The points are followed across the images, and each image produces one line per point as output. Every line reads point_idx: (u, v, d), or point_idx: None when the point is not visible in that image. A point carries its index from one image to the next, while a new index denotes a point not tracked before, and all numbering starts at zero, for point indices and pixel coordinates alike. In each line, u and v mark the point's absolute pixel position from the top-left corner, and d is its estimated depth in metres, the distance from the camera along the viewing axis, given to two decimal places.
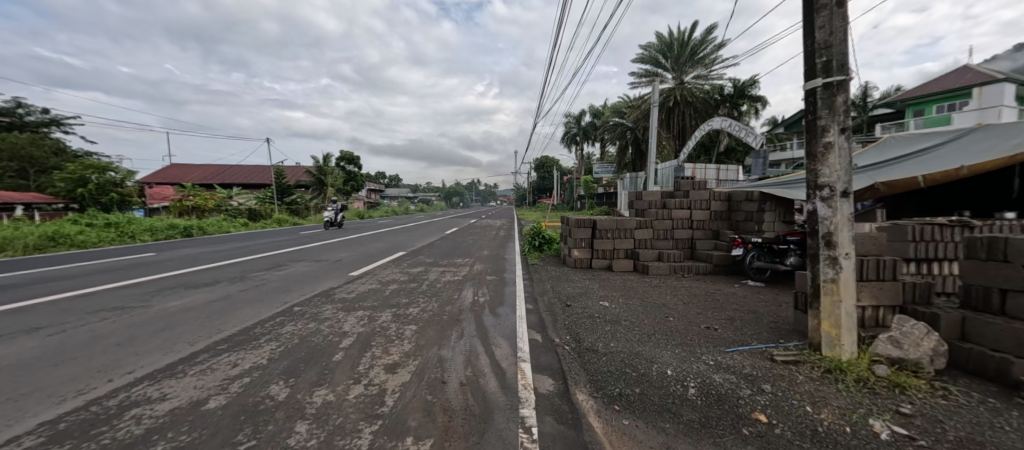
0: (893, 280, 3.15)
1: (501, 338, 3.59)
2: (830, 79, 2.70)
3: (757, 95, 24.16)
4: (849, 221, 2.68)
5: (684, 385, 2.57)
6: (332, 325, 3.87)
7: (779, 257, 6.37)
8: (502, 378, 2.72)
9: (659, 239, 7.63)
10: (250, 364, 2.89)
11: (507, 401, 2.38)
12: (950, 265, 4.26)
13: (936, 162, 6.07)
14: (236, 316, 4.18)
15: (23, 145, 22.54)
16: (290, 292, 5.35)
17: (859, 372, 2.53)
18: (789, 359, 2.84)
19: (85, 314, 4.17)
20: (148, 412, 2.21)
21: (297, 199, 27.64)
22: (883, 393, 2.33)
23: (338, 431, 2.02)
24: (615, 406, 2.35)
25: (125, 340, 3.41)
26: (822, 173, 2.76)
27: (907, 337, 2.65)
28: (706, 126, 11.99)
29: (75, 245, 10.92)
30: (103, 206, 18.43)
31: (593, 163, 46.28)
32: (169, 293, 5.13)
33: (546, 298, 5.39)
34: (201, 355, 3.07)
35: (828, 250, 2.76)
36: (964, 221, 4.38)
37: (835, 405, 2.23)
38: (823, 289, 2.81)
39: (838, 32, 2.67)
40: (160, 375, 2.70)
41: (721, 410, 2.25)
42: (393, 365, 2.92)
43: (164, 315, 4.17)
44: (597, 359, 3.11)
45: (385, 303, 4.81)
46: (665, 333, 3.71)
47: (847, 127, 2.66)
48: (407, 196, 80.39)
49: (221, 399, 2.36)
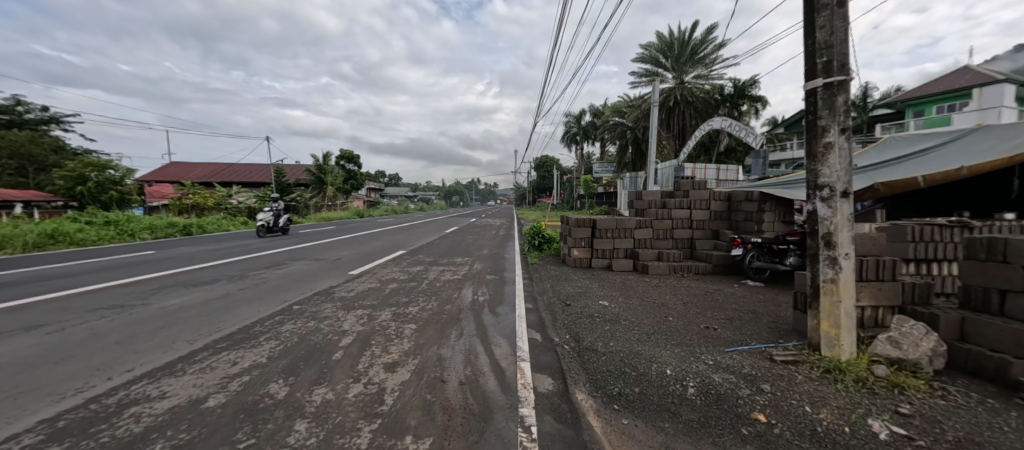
0: (892, 280, 3.15)
1: (500, 337, 3.59)
2: (830, 79, 2.70)
3: (757, 95, 24.17)
4: (849, 222, 2.68)
5: (684, 385, 2.57)
6: (332, 324, 3.87)
7: (779, 257, 6.37)
8: (501, 378, 2.72)
9: (658, 238, 7.63)
10: (250, 363, 2.89)
11: (506, 400, 2.38)
12: (950, 265, 4.26)
13: (936, 162, 6.07)
14: (236, 314, 4.17)
15: (23, 143, 22.49)
16: (290, 290, 5.35)
17: (859, 372, 2.53)
18: (788, 359, 2.85)
19: (84, 312, 4.16)
20: (148, 410, 2.21)
21: (297, 197, 27.62)
22: (882, 393, 2.33)
23: (338, 429, 2.02)
24: (615, 406, 2.35)
25: (124, 338, 3.40)
26: (822, 173, 2.76)
27: (907, 337, 2.65)
28: (706, 126, 12.00)
29: (75, 243, 10.91)
30: (103, 204, 18.42)
31: (593, 163, 46.30)
32: (169, 291, 5.13)
33: (545, 297, 5.39)
34: (201, 353, 3.07)
35: (828, 250, 2.75)
36: (964, 221, 4.38)
37: (835, 405, 2.24)
38: (823, 289, 2.81)
39: (839, 32, 2.67)
40: (159, 373, 2.70)
41: (720, 410, 2.25)
42: (392, 363, 2.92)
43: (163, 313, 4.16)
44: (597, 359, 3.10)
45: (385, 302, 4.81)
46: (665, 332, 3.71)
47: (847, 127, 2.66)
48: (407, 195, 80.29)
49: (220, 398, 2.36)
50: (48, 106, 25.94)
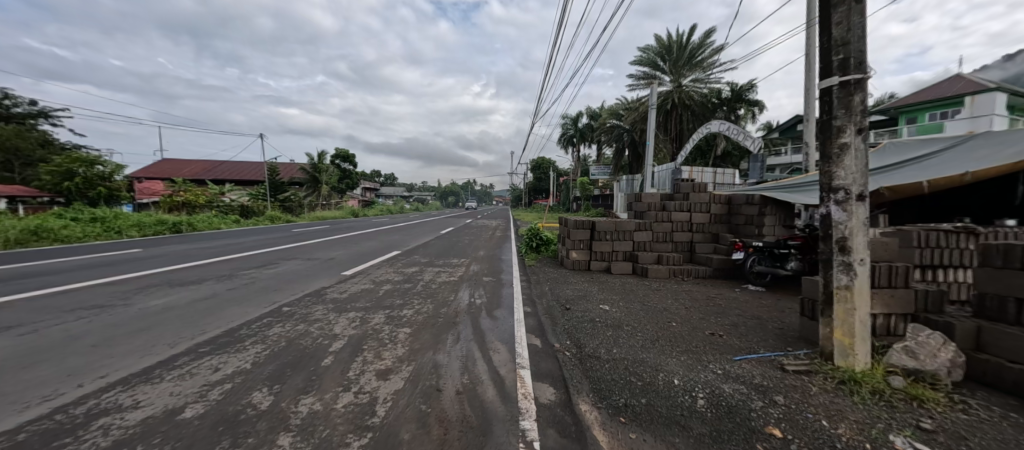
0: (906, 287, 3.02)
1: (499, 342, 3.44)
2: (847, 77, 2.59)
3: (754, 100, 24.37)
4: (865, 226, 2.56)
5: (693, 397, 2.44)
6: (322, 327, 3.70)
7: (779, 261, 6.26)
8: (500, 387, 2.57)
9: (658, 241, 7.52)
10: (233, 369, 2.71)
11: (507, 412, 2.23)
12: (958, 272, 4.17)
13: (944, 166, 5.89)
14: (222, 316, 4.00)
15: (8, 136, 21.78)
16: (280, 292, 5.15)
17: (874, 384, 2.42)
18: (801, 369, 2.72)
19: (60, 313, 3.94)
20: (117, 421, 2.05)
21: (291, 195, 27.32)
22: (900, 406, 2.22)
23: (324, 444, 1.86)
24: (621, 418, 2.22)
25: (101, 341, 3.20)
26: (838, 175, 2.64)
27: (924, 347, 2.54)
28: (702, 130, 11.72)
29: (57, 240, 10.66)
30: (90, 200, 17.96)
31: (589, 165, 46.48)
32: (153, 291, 4.91)
33: (544, 301, 5.23)
34: (181, 358, 2.89)
35: (842, 256, 2.63)
36: (970, 227, 4.32)
37: (853, 419, 2.12)
38: (836, 296, 2.70)
39: (856, 28, 2.57)
40: (135, 380, 2.52)
41: (733, 423, 2.12)
42: (385, 371, 2.76)
43: (145, 315, 3.95)
44: (599, 366, 2.97)
45: (379, 305, 4.63)
46: (669, 338, 3.60)
47: (864, 127, 2.54)
48: (401, 195, 79.79)
49: (199, 408, 2.20)
50: (36, 101, 25.40)
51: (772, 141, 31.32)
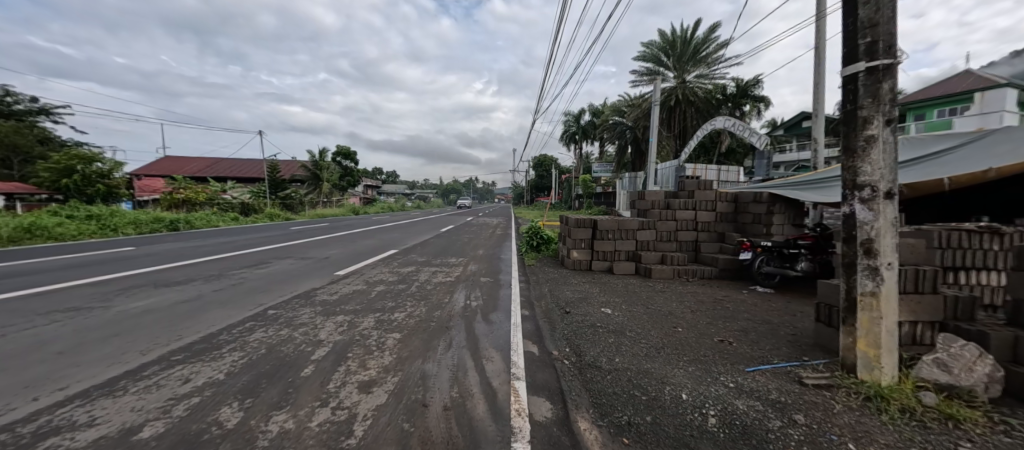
0: (933, 292, 2.79)
1: (493, 350, 3.23)
2: (875, 63, 2.35)
3: (759, 97, 24.06)
4: (894, 226, 2.33)
5: (703, 414, 2.22)
6: (307, 332, 3.50)
7: (789, 262, 6.01)
8: (492, 402, 2.35)
9: (662, 240, 7.31)
10: (204, 380, 2.51)
11: (498, 432, 2.02)
12: (985, 274, 3.90)
13: (969, 161, 5.53)
14: (203, 319, 3.80)
15: (7, 132, 21.70)
16: (268, 293, 4.94)
17: (904, 401, 2.20)
18: (821, 383, 2.50)
19: (34, 316, 3.76)
20: (66, 443, 1.85)
21: (291, 193, 26.95)
22: (934, 427, 2.00)
23: None
24: (624, 440, 2.00)
25: (70, 347, 3.01)
26: (864, 171, 2.41)
27: (957, 360, 2.31)
28: (706, 127, 11.44)
29: (51, 238, 10.51)
30: (89, 197, 17.85)
31: (592, 162, 46.19)
32: (136, 292, 4.73)
33: (543, 303, 5.01)
34: (150, 367, 2.69)
35: (867, 259, 2.40)
36: (994, 226, 4.06)
37: (883, 442, 1.90)
38: (859, 304, 2.47)
39: (886, 8, 2.33)
40: (95, 393, 2.33)
41: (748, 447, 1.90)
42: (368, 383, 2.55)
43: (122, 319, 3.76)
44: (601, 377, 2.76)
45: (369, 307, 4.42)
46: (675, 346, 3.37)
47: (894, 118, 2.31)
48: (403, 193, 79.58)
49: (158, 426, 2.00)
50: (37, 98, 25.35)
51: (776, 139, 30.97)
